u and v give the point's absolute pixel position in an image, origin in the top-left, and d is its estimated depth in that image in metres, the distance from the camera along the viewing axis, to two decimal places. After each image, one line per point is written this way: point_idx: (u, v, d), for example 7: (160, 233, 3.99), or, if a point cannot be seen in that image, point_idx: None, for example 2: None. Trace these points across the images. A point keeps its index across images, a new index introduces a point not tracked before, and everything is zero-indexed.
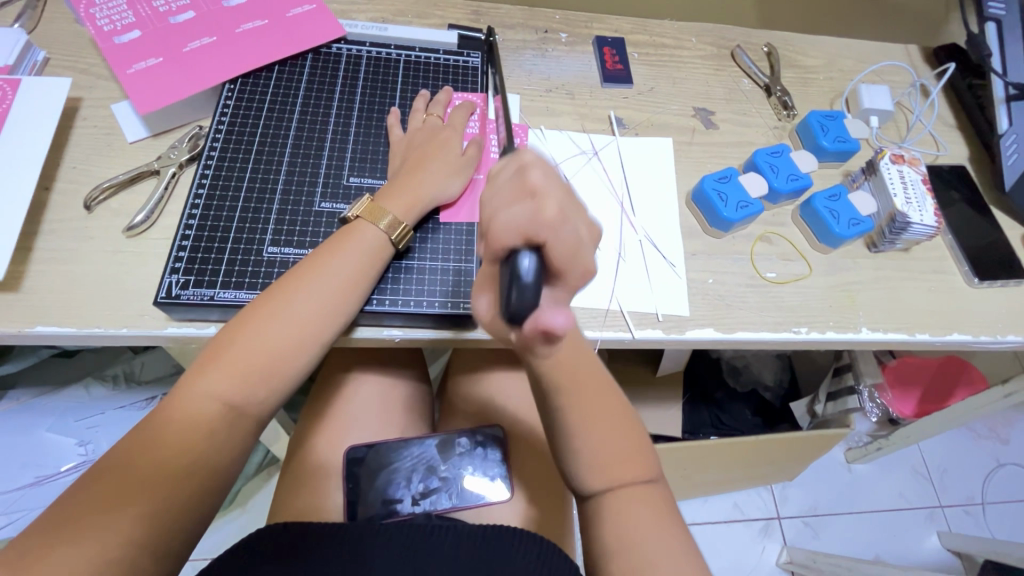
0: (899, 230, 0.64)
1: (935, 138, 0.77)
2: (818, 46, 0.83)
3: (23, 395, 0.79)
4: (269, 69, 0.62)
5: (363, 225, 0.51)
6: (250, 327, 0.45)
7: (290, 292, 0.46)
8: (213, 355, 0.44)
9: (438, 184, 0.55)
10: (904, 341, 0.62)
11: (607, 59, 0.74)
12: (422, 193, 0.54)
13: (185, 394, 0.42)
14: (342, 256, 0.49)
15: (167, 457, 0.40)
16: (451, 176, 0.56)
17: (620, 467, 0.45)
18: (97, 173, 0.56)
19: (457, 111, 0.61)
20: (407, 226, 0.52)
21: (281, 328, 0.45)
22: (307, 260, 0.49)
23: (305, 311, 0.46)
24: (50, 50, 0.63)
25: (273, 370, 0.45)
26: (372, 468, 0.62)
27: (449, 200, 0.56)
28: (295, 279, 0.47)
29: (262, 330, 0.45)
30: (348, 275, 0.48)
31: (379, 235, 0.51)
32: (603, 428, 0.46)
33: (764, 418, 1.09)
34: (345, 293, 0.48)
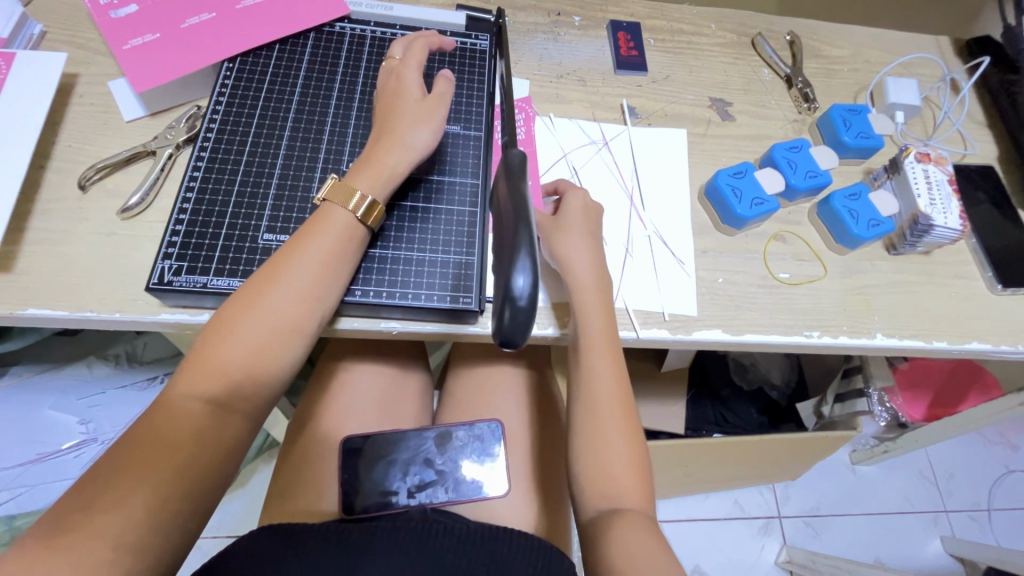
0: (921, 233, 0.61)
1: (964, 136, 0.74)
2: (844, 36, 0.79)
3: (27, 371, 0.78)
4: (269, 48, 0.60)
5: (332, 208, 0.48)
6: (229, 327, 0.44)
7: (264, 286, 0.45)
8: (198, 357, 0.43)
9: (399, 141, 0.51)
10: (921, 349, 0.60)
11: (622, 45, 0.71)
12: (389, 163, 0.50)
13: (178, 389, 0.42)
14: (313, 246, 0.47)
15: (159, 452, 0.39)
16: (415, 126, 0.52)
17: (622, 488, 0.46)
18: (93, 153, 0.55)
19: (414, 44, 0.57)
20: (376, 201, 0.49)
21: (258, 324, 0.44)
22: (279, 252, 0.47)
23: (280, 304, 0.45)
24: (47, 23, 0.61)
25: (259, 366, 0.44)
26: (370, 458, 0.61)
27: (424, 152, 0.53)
28: (269, 273, 0.46)
29: (240, 328, 0.44)
30: (323, 264, 0.47)
31: (351, 219, 0.48)
32: (610, 437, 0.47)
33: (770, 417, 1.07)
34: (322, 282, 0.46)
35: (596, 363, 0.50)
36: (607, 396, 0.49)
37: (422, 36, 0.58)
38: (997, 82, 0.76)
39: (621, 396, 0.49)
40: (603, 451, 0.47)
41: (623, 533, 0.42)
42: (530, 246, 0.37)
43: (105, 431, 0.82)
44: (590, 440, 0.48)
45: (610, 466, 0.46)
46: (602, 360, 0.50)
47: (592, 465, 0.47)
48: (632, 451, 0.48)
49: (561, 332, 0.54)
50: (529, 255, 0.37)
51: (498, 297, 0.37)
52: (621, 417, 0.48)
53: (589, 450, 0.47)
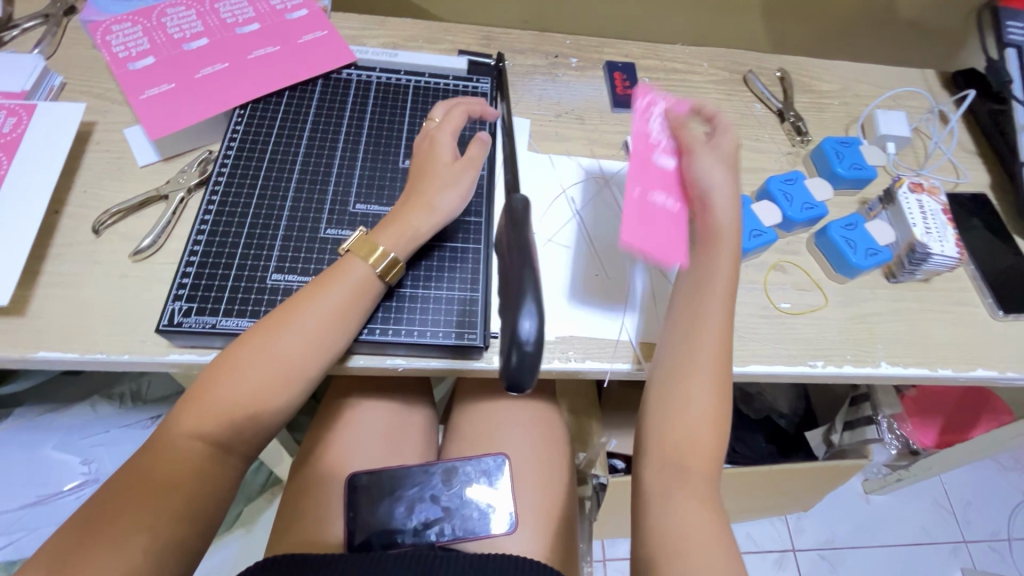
0: (919, 261, 0.62)
1: (956, 165, 0.76)
2: (833, 71, 0.82)
3: (29, 412, 0.78)
4: (278, 95, 0.62)
5: (350, 260, 0.49)
6: (233, 369, 0.44)
7: (272, 333, 0.45)
8: (198, 395, 0.43)
9: (425, 203, 0.52)
10: (926, 376, 0.60)
11: (617, 84, 0.74)
12: (414, 225, 0.52)
13: (174, 428, 0.42)
14: (327, 295, 0.47)
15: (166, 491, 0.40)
16: (442, 189, 0.53)
17: (697, 446, 0.44)
18: (107, 197, 0.57)
19: (454, 109, 0.57)
20: (397, 259, 0.50)
21: (262, 372, 0.44)
22: (291, 300, 0.48)
23: (287, 352, 0.45)
24: (67, 75, 0.64)
25: (255, 409, 0.44)
26: (375, 494, 0.60)
27: (451, 216, 0.54)
28: (278, 321, 0.46)
29: (244, 374, 0.44)
30: (333, 314, 0.47)
31: (365, 275, 0.49)
32: (696, 390, 0.45)
33: (779, 447, 1.06)
34: (330, 332, 0.47)
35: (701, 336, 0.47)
36: (702, 358, 0.46)
37: (463, 102, 0.58)
38: (985, 112, 0.78)
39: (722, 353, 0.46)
40: (689, 404, 0.45)
41: (678, 498, 0.42)
42: (533, 292, 0.39)
43: (107, 470, 0.80)
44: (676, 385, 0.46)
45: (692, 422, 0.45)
46: (713, 310, 0.47)
47: (678, 411, 0.45)
48: (717, 410, 0.45)
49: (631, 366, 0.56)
50: (533, 301, 0.39)
51: (504, 340, 0.37)
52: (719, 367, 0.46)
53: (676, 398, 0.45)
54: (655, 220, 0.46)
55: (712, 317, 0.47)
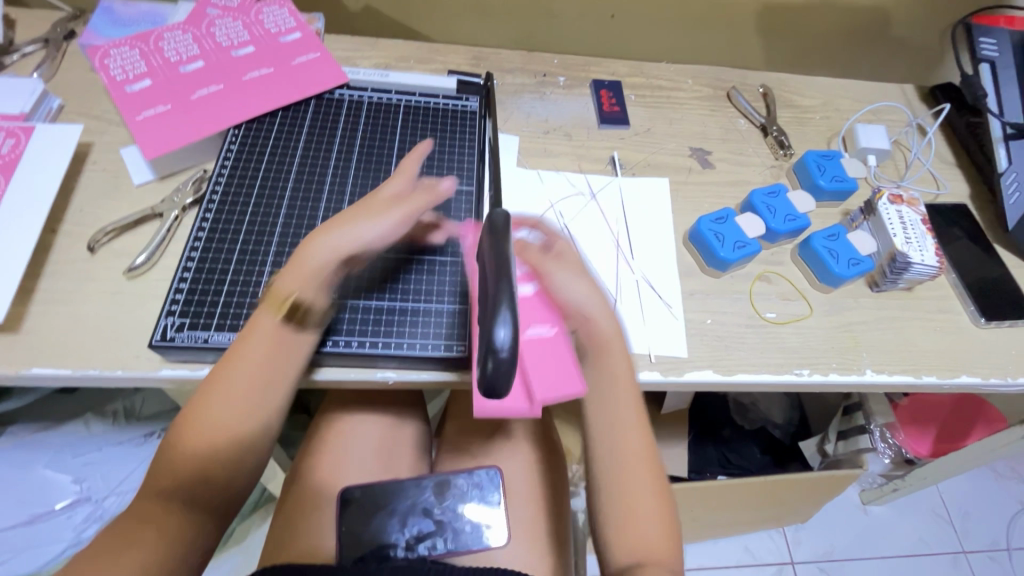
0: (900, 270, 0.64)
1: (935, 176, 0.77)
2: (814, 87, 0.84)
3: (22, 431, 0.78)
4: (272, 114, 0.64)
5: (261, 314, 0.49)
6: (182, 432, 0.46)
7: (208, 392, 0.47)
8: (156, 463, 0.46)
9: (344, 232, 0.50)
10: (911, 384, 0.61)
11: (604, 102, 0.76)
12: (315, 257, 0.50)
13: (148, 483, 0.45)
14: (250, 348, 0.48)
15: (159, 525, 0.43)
16: (360, 218, 0.51)
17: (651, 546, 0.50)
18: (102, 216, 0.58)
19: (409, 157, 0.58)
20: (302, 296, 0.49)
21: (210, 427, 0.46)
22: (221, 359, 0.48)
23: (228, 405, 0.46)
24: (66, 97, 0.65)
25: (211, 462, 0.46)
26: (368, 508, 0.60)
27: (366, 247, 0.51)
28: (213, 379, 0.47)
29: (192, 435, 0.46)
30: (262, 363, 0.47)
31: (278, 324, 0.49)
32: (635, 497, 0.51)
33: (774, 457, 1.07)
34: (264, 377, 0.47)
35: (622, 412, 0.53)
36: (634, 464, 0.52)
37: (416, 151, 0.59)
38: (962, 124, 0.80)
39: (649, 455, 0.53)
40: (635, 508, 0.51)
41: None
42: (512, 297, 0.35)
43: (99, 490, 0.80)
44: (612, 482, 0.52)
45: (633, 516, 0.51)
46: (629, 416, 0.53)
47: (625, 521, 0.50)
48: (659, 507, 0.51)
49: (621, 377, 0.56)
50: (511, 304, 0.35)
51: (479, 348, 0.34)
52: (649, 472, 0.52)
53: (616, 502, 0.51)
54: (531, 359, 0.52)
55: (632, 421, 0.53)
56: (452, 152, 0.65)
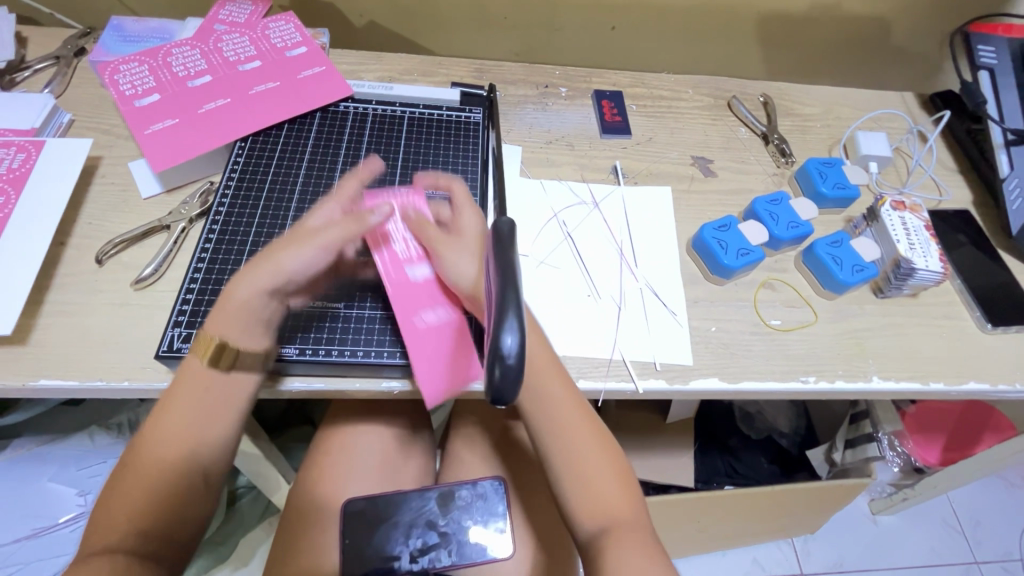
0: (904, 276, 0.63)
1: (937, 183, 0.78)
2: (814, 95, 0.84)
3: (31, 443, 0.78)
4: (278, 127, 0.65)
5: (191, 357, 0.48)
6: (127, 471, 0.45)
7: (147, 431, 0.46)
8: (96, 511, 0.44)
9: (267, 269, 0.49)
10: (918, 391, 0.60)
11: (605, 112, 0.76)
12: (236, 297, 0.48)
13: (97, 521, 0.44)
14: (181, 388, 0.47)
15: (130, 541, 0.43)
16: (285, 252, 0.49)
17: (611, 500, 0.49)
18: (110, 228, 0.58)
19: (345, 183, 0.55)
20: (221, 339, 0.48)
21: (154, 459, 0.45)
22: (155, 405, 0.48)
23: (170, 437, 0.46)
24: (75, 112, 0.66)
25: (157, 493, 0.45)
26: (372, 520, 0.60)
27: (288, 275, 0.49)
28: (150, 423, 0.47)
29: (137, 471, 0.45)
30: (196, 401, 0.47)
31: (208, 370, 0.48)
32: (580, 452, 0.50)
33: (782, 467, 1.06)
34: (201, 412, 0.47)
35: (540, 380, 0.51)
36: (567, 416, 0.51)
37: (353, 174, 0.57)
38: (963, 131, 0.81)
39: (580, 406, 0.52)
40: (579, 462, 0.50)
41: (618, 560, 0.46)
42: (519, 306, 0.35)
43: None
44: (556, 454, 0.50)
45: (591, 491, 0.49)
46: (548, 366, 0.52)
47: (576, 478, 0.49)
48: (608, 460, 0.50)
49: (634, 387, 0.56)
50: (516, 313, 0.35)
51: (486, 355, 0.34)
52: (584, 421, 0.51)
53: (569, 478, 0.49)
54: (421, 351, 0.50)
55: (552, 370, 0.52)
56: (455, 162, 0.66)
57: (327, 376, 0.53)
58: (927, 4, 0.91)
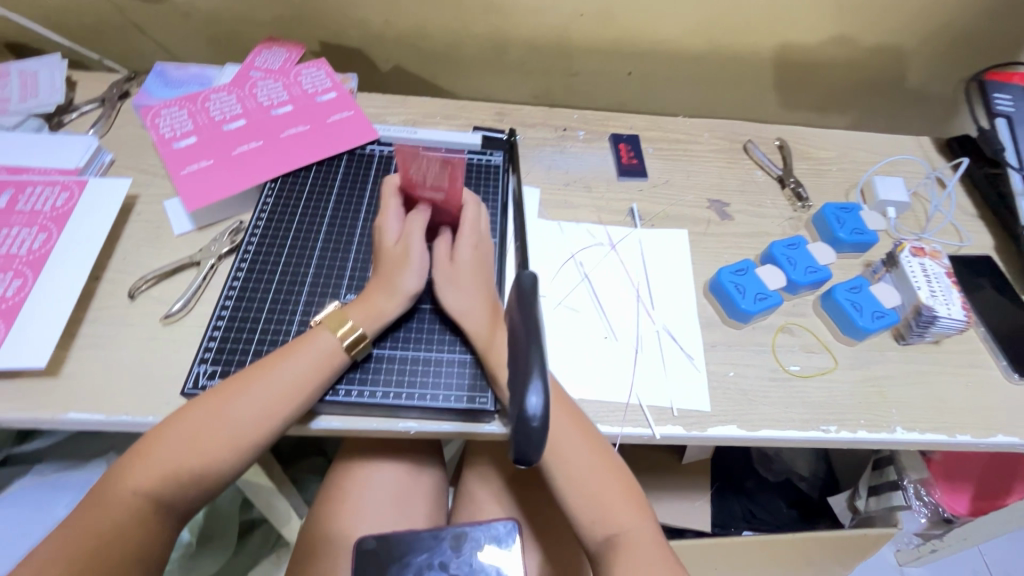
0: (926, 324, 0.63)
1: (958, 229, 0.77)
2: (829, 139, 0.85)
3: (46, 469, 0.78)
4: (306, 169, 0.68)
5: (319, 333, 0.51)
6: (220, 401, 0.47)
7: (255, 377, 0.48)
8: (173, 423, 0.46)
9: (395, 290, 0.54)
10: (944, 443, 0.59)
11: (623, 155, 0.78)
12: (381, 306, 0.53)
13: (166, 438, 0.46)
14: (301, 356, 0.50)
15: (185, 479, 0.45)
16: (404, 274, 0.54)
17: (613, 511, 0.50)
18: (143, 264, 0.61)
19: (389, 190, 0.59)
20: (364, 334, 0.51)
21: (249, 408, 0.47)
22: (270, 354, 0.50)
23: (272, 396, 0.48)
24: (117, 152, 0.70)
25: (238, 440, 0.47)
26: (382, 562, 0.56)
27: (416, 296, 0.55)
28: (257, 371, 0.49)
29: (229, 409, 0.47)
30: (307, 372, 0.49)
31: (333, 349, 0.51)
32: (574, 459, 0.51)
33: (801, 512, 1.04)
34: (306, 384, 0.49)
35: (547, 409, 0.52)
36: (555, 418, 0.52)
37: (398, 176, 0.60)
38: (982, 176, 0.80)
39: (567, 410, 0.53)
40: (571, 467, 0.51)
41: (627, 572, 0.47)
42: (542, 364, 0.35)
43: None
44: (557, 467, 0.51)
45: (600, 506, 0.50)
46: None
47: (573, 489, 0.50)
48: (604, 468, 0.51)
49: (649, 433, 0.56)
50: (541, 373, 0.35)
51: (509, 416, 0.34)
52: (574, 428, 0.52)
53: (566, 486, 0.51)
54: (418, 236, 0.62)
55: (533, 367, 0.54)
56: None
57: (345, 416, 0.53)
58: (943, 51, 0.92)
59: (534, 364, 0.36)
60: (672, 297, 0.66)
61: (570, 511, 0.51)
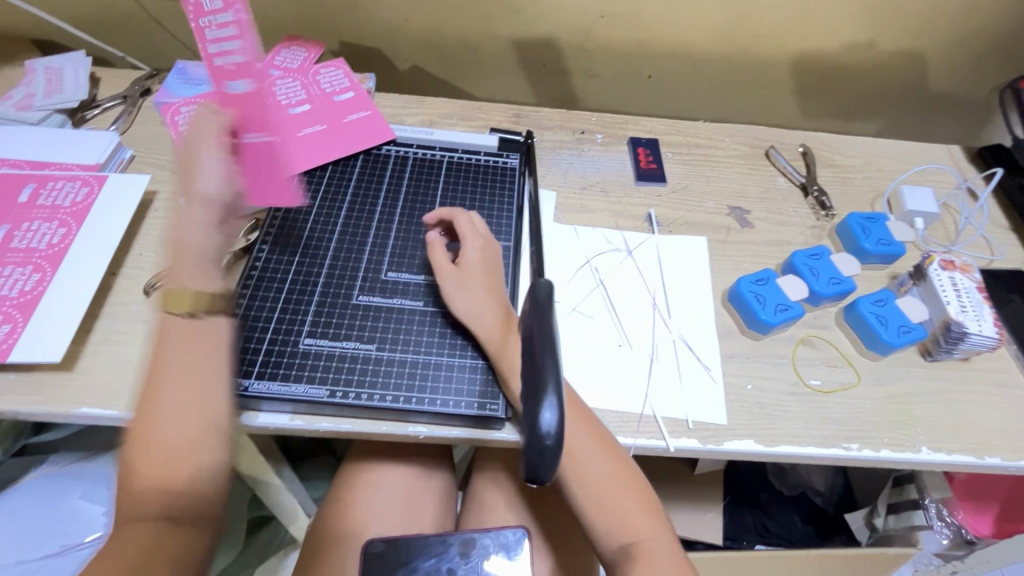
0: (956, 340, 0.60)
1: (989, 241, 0.75)
2: (855, 147, 0.83)
3: (61, 460, 0.79)
4: (322, 169, 0.68)
5: (165, 318, 0.46)
6: (143, 440, 0.43)
7: (152, 391, 0.44)
8: (128, 475, 0.43)
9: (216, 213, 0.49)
10: (972, 465, 0.57)
11: (641, 159, 0.77)
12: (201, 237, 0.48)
13: (132, 485, 0.43)
14: (177, 342, 0.45)
15: (177, 501, 0.43)
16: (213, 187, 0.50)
17: (630, 518, 0.49)
18: (159, 261, 0.61)
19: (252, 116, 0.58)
20: (215, 288, 0.47)
21: (173, 418, 0.43)
22: (149, 369, 0.45)
23: (180, 394, 0.44)
24: (137, 148, 0.70)
25: (190, 447, 0.43)
26: (390, 567, 0.55)
27: (221, 206, 0.50)
28: (152, 392, 0.44)
29: (157, 437, 0.43)
30: (197, 353, 0.46)
31: (183, 318, 0.46)
32: (589, 463, 0.50)
33: (816, 527, 1.02)
34: (204, 369, 0.45)
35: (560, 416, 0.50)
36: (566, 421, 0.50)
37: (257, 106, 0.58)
38: (1015, 187, 0.78)
39: (580, 412, 0.52)
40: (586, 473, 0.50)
41: None
42: (558, 378, 0.35)
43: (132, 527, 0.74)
44: (569, 472, 0.50)
45: (616, 513, 0.49)
46: None
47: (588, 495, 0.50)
48: (618, 474, 0.50)
49: (663, 445, 0.54)
50: (556, 388, 0.35)
51: (522, 432, 0.34)
52: (588, 431, 0.51)
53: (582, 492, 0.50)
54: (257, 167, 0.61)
55: None
56: (490, 207, 0.67)
57: (354, 418, 0.52)
58: (976, 57, 0.89)
59: (547, 380, 0.35)
60: (687, 306, 0.64)
61: (587, 517, 0.50)
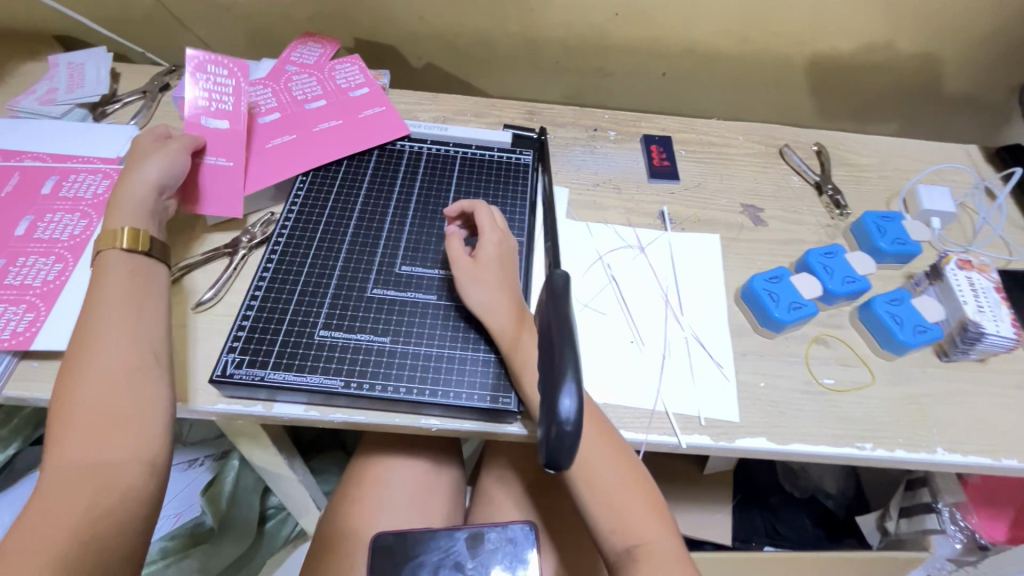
0: (972, 341, 0.60)
1: (1007, 242, 0.74)
2: (871, 146, 0.82)
3: None
4: (337, 163, 0.68)
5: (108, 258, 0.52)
6: (80, 386, 0.45)
7: (88, 326, 0.48)
8: (59, 408, 0.45)
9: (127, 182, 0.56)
10: (988, 466, 0.56)
11: (654, 157, 0.77)
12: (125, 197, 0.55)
13: (70, 432, 0.44)
14: (109, 279, 0.50)
15: (115, 448, 0.44)
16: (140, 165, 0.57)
17: (637, 522, 0.49)
18: (177, 252, 0.62)
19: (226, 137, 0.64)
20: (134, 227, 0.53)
21: (106, 357, 0.47)
22: (82, 314, 0.49)
23: (115, 344, 0.47)
24: None
25: (122, 393, 0.45)
26: (398, 559, 0.56)
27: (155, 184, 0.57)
28: (91, 341, 0.47)
29: (94, 383, 0.46)
30: (128, 292, 0.50)
31: (131, 260, 0.52)
32: (598, 466, 0.50)
33: (826, 530, 1.01)
34: (114, 317, 0.49)
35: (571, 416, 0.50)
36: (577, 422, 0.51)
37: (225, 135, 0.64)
38: None
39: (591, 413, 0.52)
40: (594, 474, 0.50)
41: None
42: (576, 364, 0.35)
43: None
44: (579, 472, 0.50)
45: (622, 516, 0.49)
46: None
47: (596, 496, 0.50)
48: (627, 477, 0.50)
49: (675, 442, 0.54)
50: (575, 374, 0.35)
51: (540, 417, 0.34)
52: (598, 433, 0.51)
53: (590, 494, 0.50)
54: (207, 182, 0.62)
55: None
56: (504, 202, 0.67)
57: (367, 410, 0.53)
58: (995, 56, 0.88)
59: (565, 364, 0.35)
60: (699, 303, 0.64)
61: (594, 520, 0.50)
